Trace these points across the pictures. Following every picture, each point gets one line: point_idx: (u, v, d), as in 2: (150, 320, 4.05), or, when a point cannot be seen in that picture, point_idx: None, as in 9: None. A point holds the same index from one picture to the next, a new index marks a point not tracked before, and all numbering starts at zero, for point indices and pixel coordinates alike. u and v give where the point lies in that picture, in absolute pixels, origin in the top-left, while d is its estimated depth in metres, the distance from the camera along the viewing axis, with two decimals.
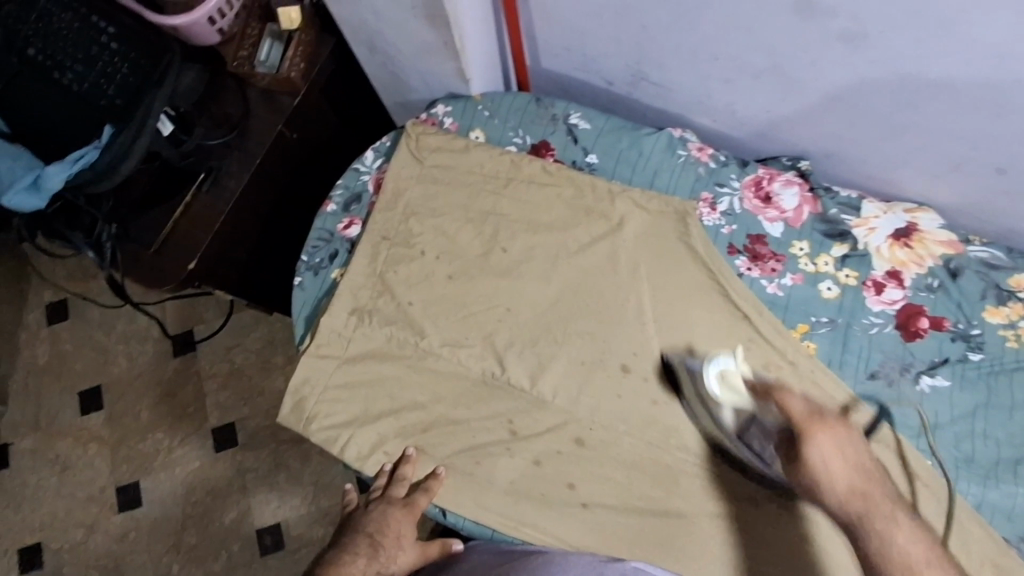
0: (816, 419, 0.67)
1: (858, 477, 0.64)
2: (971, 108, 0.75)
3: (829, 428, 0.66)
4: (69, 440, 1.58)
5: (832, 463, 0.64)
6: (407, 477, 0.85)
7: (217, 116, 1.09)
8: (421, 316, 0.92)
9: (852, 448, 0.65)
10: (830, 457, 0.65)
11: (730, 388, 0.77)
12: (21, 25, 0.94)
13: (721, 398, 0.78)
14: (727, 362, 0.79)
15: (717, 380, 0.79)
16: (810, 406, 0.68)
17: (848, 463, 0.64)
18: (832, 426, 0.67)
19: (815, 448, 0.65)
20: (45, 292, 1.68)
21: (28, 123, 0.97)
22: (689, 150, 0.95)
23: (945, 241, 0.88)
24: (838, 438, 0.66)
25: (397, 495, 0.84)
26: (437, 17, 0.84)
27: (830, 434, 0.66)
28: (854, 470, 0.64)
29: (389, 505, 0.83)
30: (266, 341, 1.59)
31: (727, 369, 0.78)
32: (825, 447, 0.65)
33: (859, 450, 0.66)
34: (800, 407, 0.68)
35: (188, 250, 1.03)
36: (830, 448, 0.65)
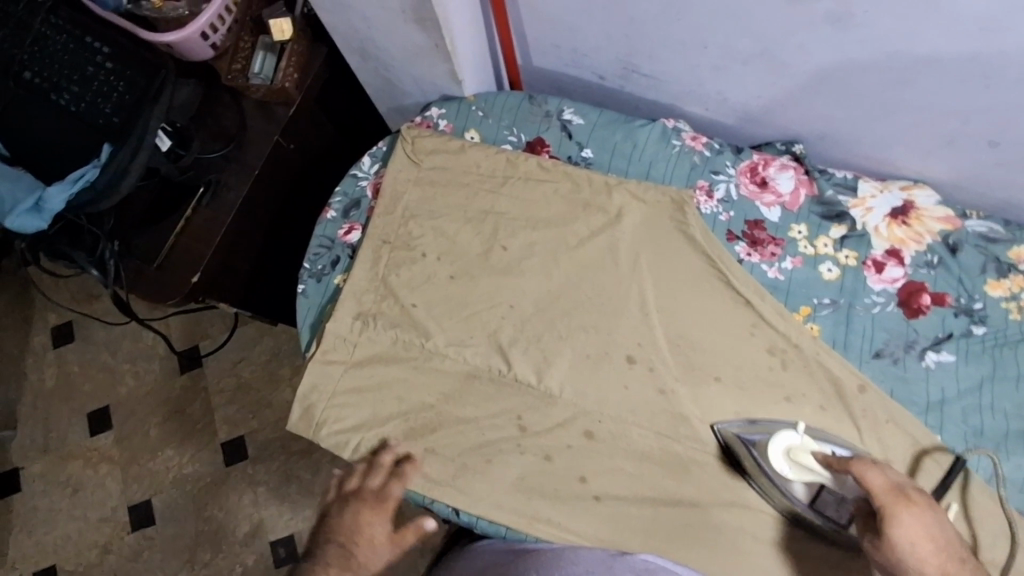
0: (899, 498, 0.68)
1: (945, 559, 0.65)
2: (960, 83, 0.75)
3: (915, 506, 0.67)
4: (80, 462, 1.58)
5: (924, 547, 0.65)
6: (384, 466, 0.86)
7: (214, 130, 1.09)
8: (425, 317, 0.92)
9: (937, 527, 0.67)
10: (919, 539, 0.66)
11: (801, 467, 0.77)
12: (17, 50, 0.94)
13: (792, 477, 0.78)
14: (791, 438, 0.79)
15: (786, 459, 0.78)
16: (891, 483, 0.69)
17: (936, 544, 0.66)
18: (917, 504, 0.67)
19: (902, 530, 0.66)
20: (50, 315, 1.69)
21: (27, 145, 0.97)
22: (683, 139, 0.95)
23: (942, 217, 0.88)
24: (925, 518, 0.67)
25: (373, 486, 0.84)
26: (426, 20, 0.84)
27: (918, 514, 0.67)
28: (941, 550, 0.66)
29: (361, 502, 0.83)
30: (272, 353, 1.60)
31: (794, 445, 0.78)
32: (912, 531, 0.66)
33: (943, 528, 0.67)
34: (883, 485, 0.69)
35: (190, 264, 1.04)
36: (918, 529, 0.66)
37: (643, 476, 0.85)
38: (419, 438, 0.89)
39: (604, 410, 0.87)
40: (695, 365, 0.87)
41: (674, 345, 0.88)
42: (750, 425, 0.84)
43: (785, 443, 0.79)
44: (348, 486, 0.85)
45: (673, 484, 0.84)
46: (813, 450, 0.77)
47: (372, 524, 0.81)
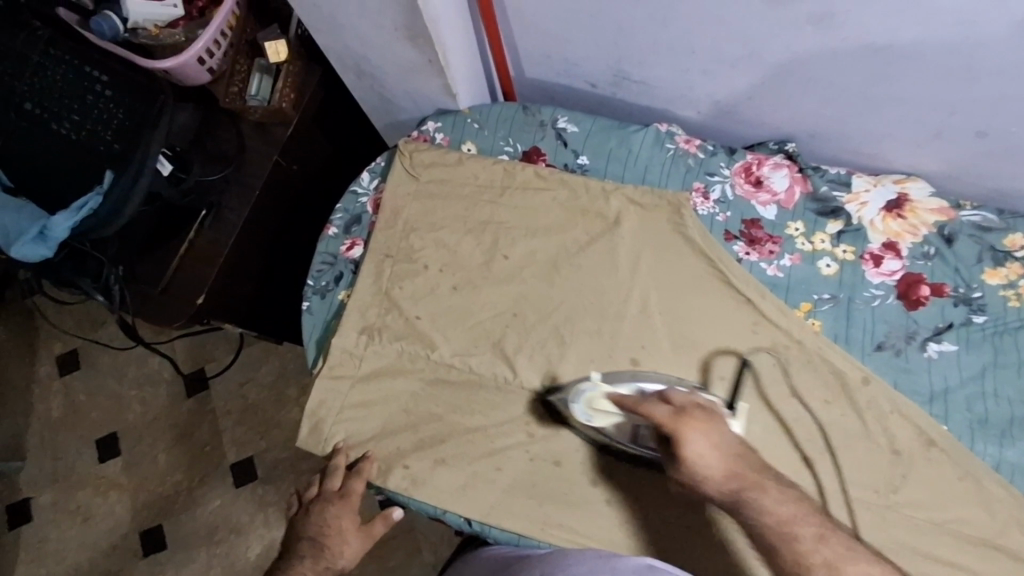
0: (682, 417, 0.72)
1: (728, 459, 0.70)
2: (945, 75, 0.77)
3: (693, 423, 0.71)
4: (89, 489, 1.58)
5: (708, 453, 0.70)
6: (340, 467, 0.89)
7: (213, 152, 1.10)
8: (430, 329, 0.93)
9: (714, 430, 0.71)
10: (704, 449, 0.70)
11: (603, 412, 0.82)
12: (16, 80, 0.93)
13: (603, 424, 0.83)
14: (589, 390, 0.83)
15: (587, 410, 0.83)
16: (673, 407, 0.73)
17: (718, 451, 0.70)
18: (695, 417, 0.72)
19: (687, 445, 0.70)
20: (55, 344, 1.69)
21: (28, 173, 0.98)
22: (677, 142, 0.97)
23: (936, 209, 0.89)
24: (703, 426, 0.71)
25: (332, 488, 0.89)
26: (419, 37, 0.86)
27: (697, 428, 0.71)
28: (723, 452, 0.70)
29: (326, 503, 0.89)
30: (277, 373, 1.60)
31: (591, 394, 0.83)
32: (695, 441, 0.70)
33: (724, 434, 0.72)
34: (664, 412, 0.73)
35: (195, 286, 1.06)
36: (699, 439, 0.70)
37: (654, 478, 0.85)
38: (429, 449, 0.89)
39: None
40: (699, 365, 0.88)
41: (678, 346, 0.89)
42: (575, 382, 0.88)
43: (584, 397, 0.83)
44: (311, 492, 0.91)
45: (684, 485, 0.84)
46: (607, 393, 0.82)
47: (339, 519, 0.88)
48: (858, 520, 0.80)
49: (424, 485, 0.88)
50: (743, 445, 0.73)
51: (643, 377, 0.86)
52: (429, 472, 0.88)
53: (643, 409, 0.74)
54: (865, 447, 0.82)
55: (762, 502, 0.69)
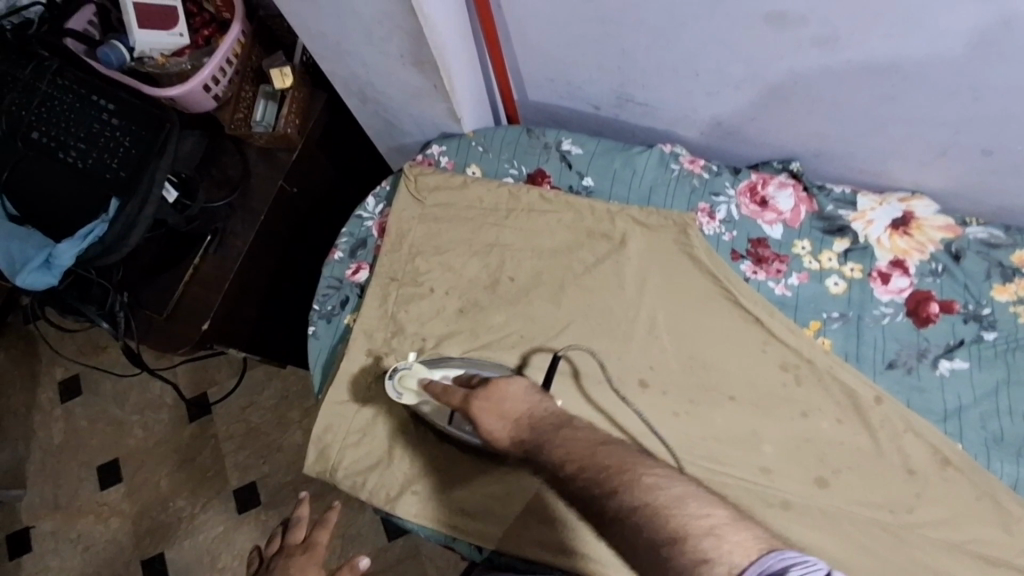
0: (468, 398, 0.75)
1: (515, 426, 0.71)
2: (948, 95, 0.77)
3: (478, 401, 0.74)
4: (90, 517, 1.56)
5: (493, 425, 0.72)
6: (305, 519, 0.96)
7: (219, 178, 1.10)
8: (436, 352, 0.92)
9: (502, 401, 0.73)
10: (489, 421, 0.72)
11: (410, 390, 0.87)
12: (26, 112, 0.99)
13: (412, 402, 0.87)
14: (401, 370, 0.88)
15: (398, 389, 0.87)
16: (464, 392, 0.77)
17: (506, 421, 0.71)
18: (481, 394, 0.74)
19: (479, 425, 0.73)
20: (57, 370, 1.69)
21: (34, 201, 0.99)
22: (682, 163, 0.97)
23: (942, 226, 0.89)
24: (488, 400, 0.73)
25: (297, 539, 0.95)
26: (425, 63, 0.87)
27: (481, 406, 0.73)
28: (508, 420, 0.71)
29: (291, 555, 0.93)
30: (280, 396, 1.59)
31: (404, 372, 0.88)
32: (484, 419, 0.72)
33: (515, 401, 0.73)
34: (458, 398, 0.77)
35: (200, 312, 1.05)
36: (485, 414, 0.72)
37: None
38: (437, 473, 0.88)
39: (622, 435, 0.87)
40: (708, 386, 0.87)
41: (687, 366, 0.88)
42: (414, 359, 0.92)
43: (398, 374, 0.88)
44: (277, 543, 0.97)
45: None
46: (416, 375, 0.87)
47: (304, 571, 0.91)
48: (877, 543, 0.78)
49: (433, 511, 0.87)
50: (535, 403, 0.72)
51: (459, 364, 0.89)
52: (438, 497, 0.88)
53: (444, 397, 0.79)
54: (881, 466, 0.81)
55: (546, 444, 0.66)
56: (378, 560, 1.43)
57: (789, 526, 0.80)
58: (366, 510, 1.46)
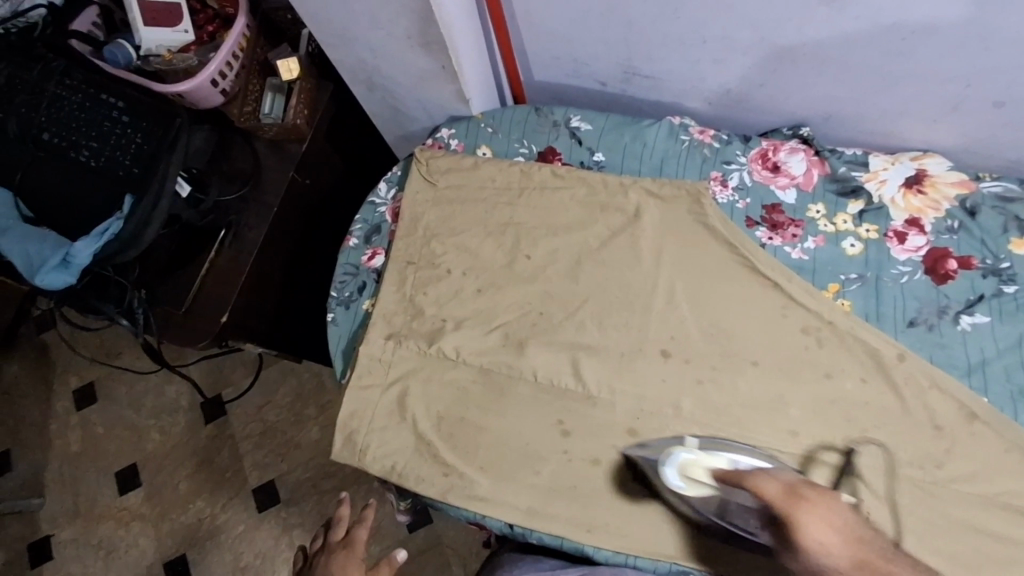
0: (794, 499, 0.68)
1: (854, 545, 0.64)
2: (961, 47, 0.77)
3: (813, 506, 0.67)
4: (110, 522, 1.57)
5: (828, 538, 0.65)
6: (345, 517, 1.00)
7: (230, 172, 1.10)
8: (455, 333, 0.92)
9: (836, 517, 0.66)
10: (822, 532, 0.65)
11: (695, 481, 0.79)
12: (35, 113, 0.99)
13: (687, 490, 0.79)
14: (685, 455, 0.80)
15: (678, 475, 0.79)
16: (783, 484, 0.69)
17: (844, 539, 0.64)
18: (811, 500, 0.67)
19: (805, 532, 0.65)
20: (71, 378, 1.69)
21: (47, 202, 1.00)
22: (692, 134, 0.97)
23: (956, 182, 0.89)
24: (820, 509, 0.66)
25: (337, 537, 0.99)
26: (432, 43, 0.86)
27: (814, 512, 0.66)
28: (846, 537, 0.65)
29: (332, 552, 0.97)
30: (296, 394, 1.59)
31: (687, 461, 0.80)
32: (816, 528, 0.65)
33: (848, 517, 0.66)
34: (776, 489, 0.69)
35: (218, 304, 1.05)
36: (818, 523, 0.65)
37: None
38: (463, 451, 0.89)
39: (646, 405, 0.87)
40: (729, 352, 0.87)
41: (710, 334, 0.88)
42: (669, 441, 0.84)
43: (678, 461, 0.80)
44: (319, 543, 1.01)
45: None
46: (702, 463, 0.79)
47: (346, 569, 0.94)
48: (906, 498, 0.79)
49: (461, 491, 0.87)
50: (864, 525, 0.66)
51: (745, 449, 0.81)
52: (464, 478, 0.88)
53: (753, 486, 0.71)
54: (907, 424, 0.81)
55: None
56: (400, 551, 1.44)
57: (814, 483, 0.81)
58: (386, 502, 1.47)
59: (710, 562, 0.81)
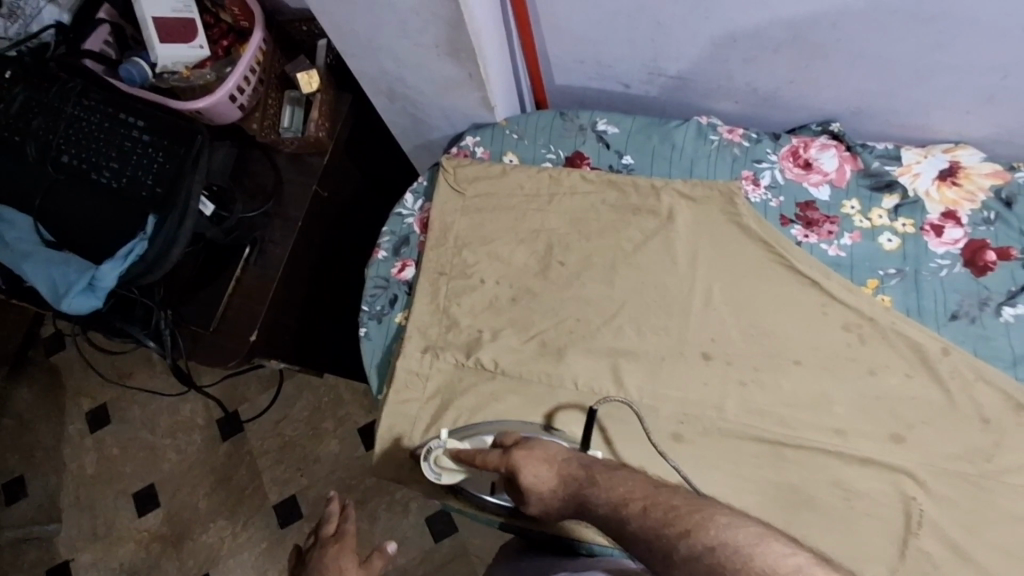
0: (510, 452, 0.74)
1: (558, 469, 0.70)
2: (998, 37, 0.76)
3: (522, 451, 0.72)
4: (130, 545, 1.55)
5: (540, 471, 0.71)
6: (334, 512, 0.95)
7: (252, 188, 1.09)
8: (491, 344, 0.92)
9: (543, 450, 0.73)
10: (536, 470, 0.71)
11: (449, 470, 0.84)
12: (53, 135, 0.98)
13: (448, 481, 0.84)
14: (436, 449, 0.84)
15: (435, 469, 0.84)
16: (501, 448, 0.75)
17: (553, 472, 0.70)
18: (523, 446, 0.74)
19: (522, 474, 0.71)
20: (82, 401, 1.66)
21: (68, 224, 0.98)
22: (720, 133, 0.96)
23: (990, 173, 0.89)
24: (532, 450, 0.72)
25: (327, 533, 0.94)
26: (460, 51, 0.85)
27: (524, 453, 0.72)
28: (556, 467, 0.71)
29: (324, 548, 0.92)
30: (314, 407, 1.57)
31: (439, 453, 0.84)
32: (529, 469, 0.71)
33: (556, 448, 0.73)
34: (495, 454, 0.75)
35: (246, 324, 1.04)
36: (533, 463, 0.71)
37: (746, 474, 0.83)
38: None
39: (689, 409, 0.86)
40: (770, 351, 0.86)
41: (750, 334, 0.87)
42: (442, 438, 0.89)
43: (433, 455, 0.84)
44: (309, 540, 0.96)
45: (778, 488, 0.82)
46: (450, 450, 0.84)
47: (338, 562, 0.90)
48: (958, 492, 0.79)
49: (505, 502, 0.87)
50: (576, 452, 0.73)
51: (490, 426, 0.87)
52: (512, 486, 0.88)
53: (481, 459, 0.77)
54: (954, 417, 0.81)
55: (599, 490, 0.65)
56: (427, 562, 1.43)
57: (854, 480, 0.81)
58: (409, 513, 1.46)
59: None
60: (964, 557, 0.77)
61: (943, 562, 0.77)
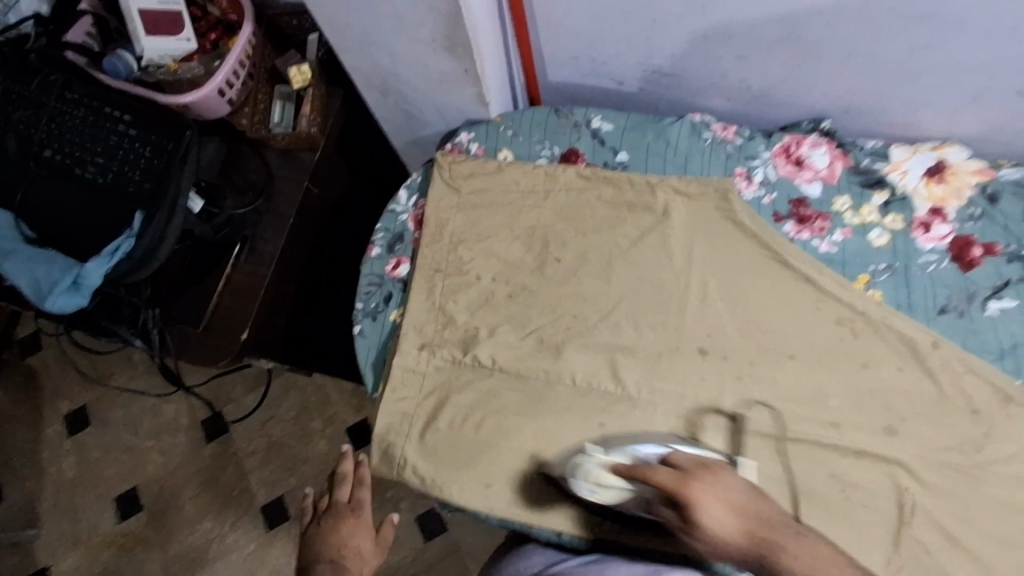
0: (681, 480, 0.70)
1: (741, 518, 0.67)
2: (987, 37, 0.78)
3: (702, 485, 0.69)
4: (113, 549, 1.51)
5: (722, 516, 0.67)
6: (347, 476, 0.97)
7: (242, 185, 1.07)
8: (488, 341, 0.91)
9: (727, 489, 0.69)
10: (717, 511, 0.67)
11: (603, 487, 0.77)
12: (35, 130, 0.95)
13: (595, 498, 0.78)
14: (586, 464, 0.78)
15: (587, 486, 0.78)
16: (675, 471, 0.71)
17: (733, 514, 0.67)
18: (697, 478, 0.70)
19: (700, 511, 0.67)
20: (61, 402, 1.62)
21: (51, 221, 0.95)
22: (714, 130, 0.97)
23: (976, 170, 0.91)
24: (713, 487, 0.69)
25: (342, 499, 0.96)
26: (457, 46, 0.84)
27: (703, 489, 0.69)
28: (737, 511, 0.67)
29: (339, 518, 0.94)
30: (302, 407, 1.55)
31: (591, 469, 0.78)
32: (710, 507, 0.68)
33: (742, 492, 0.69)
34: (668, 475, 0.71)
35: (237, 322, 1.03)
36: (710, 502, 0.68)
37: None
38: (503, 461, 0.87)
39: (685, 404, 0.87)
40: (766, 347, 0.87)
41: (745, 330, 0.88)
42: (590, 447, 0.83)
43: (581, 471, 0.78)
44: (321, 504, 0.98)
45: (773, 481, 0.83)
46: (608, 465, 0.77)
47: (355, 539, 0.93)
48: (946, 482, 0.80)
49: (503, 500, 0.87)
50: (756, 495, 0.70)
51: (635, 439, 0.82)
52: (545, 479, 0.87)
53: (643, 477, 0.73)
54: (944, 409, 0.83)
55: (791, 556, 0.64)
56: (418, 562, 1.42)
57: (846, 472, 0.82)
58: (400, 512, 1.45)
59: None
60: (952, 545, 0.79)
61: (932, 551, 0.79)
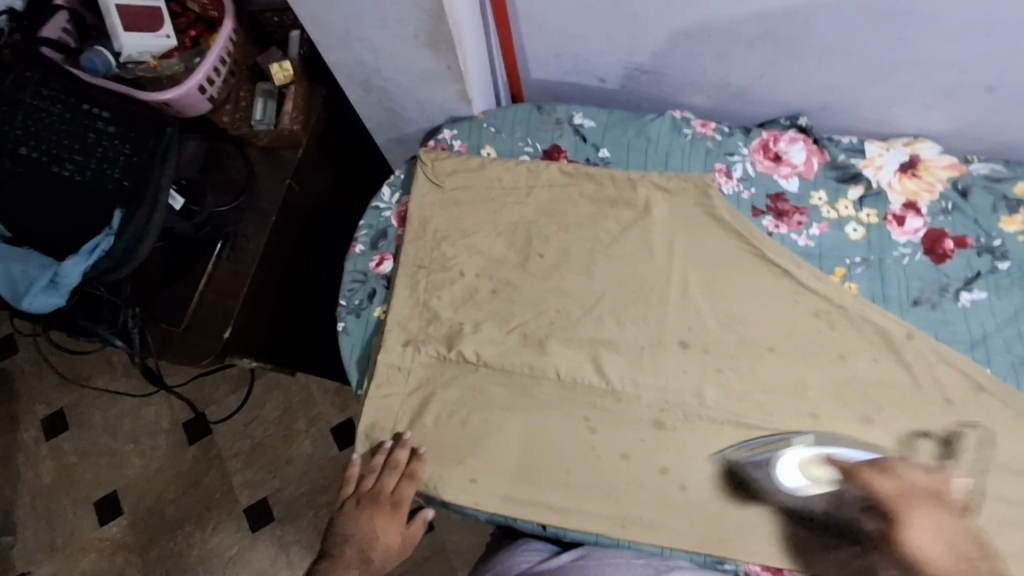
0: (906, 502, 0.81)
1: (953, 550, 0.79)
2: (959, 35, 0.80)
3: (919, 509, 0.81)
4: (92, 554, 1.49)
5: (934, 542, 0.80)
6: (394, 468, 0.87)
7: (224, 183, 1.07)
8: (472, 336, 0.92)
9: (946, 528, 0.80)
10: (929, 539, 0.80)
11: (782, 480, 0.84)
12: (9, 126, 0.92)
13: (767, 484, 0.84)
14: (778, 459, 0.84)
15: (764, 473, 0.84)
16: (900, 487, 0.82)
17: (948, 545, 0.79)
18: (930, 507, 0.81)
19: (913, 528, 0.81)
20: (38, 406, 1.59)
21: (28, 220, 0.92)
22: (694, 127, 0.99)
23: (947, 165, 0.93)
24: (929, 518, 0.81)
25: (385, 490, 0.88)
26: (440, 42, 0.85)
27: (926, 514, 0.81)
28: (948, 545, 0.79)
29: (376, 509, 0.88)
30: (285, 408, 1.54)
31: (787, 464, 0.84)
32: (920, 534, 0.81)
33: (956, 528, 0.80)
34: (891, 487, 0.82)
35: (219, 321, 1.02)
36: (924, 524, 0.81)
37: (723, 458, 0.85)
38: (487, 456, 0.88)
39: (668, 397, 0.88)
40: (746, 340, 0.89)
41: (726, 324, 0.89)
42: (753, 445, 0.85)
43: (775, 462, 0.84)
44: (362, 484, 0.89)
45: (754, 472, 0.84)
46: (816, 460, 0.84)
47: (387, 531, 0.88)
48: (921, 469, 0.82)
49: (487, 495, 0.87)
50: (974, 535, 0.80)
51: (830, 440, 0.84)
52: (711, 460, 0.85)
53: (868, 487, 0.83)
54: (918, 398, 0.84)
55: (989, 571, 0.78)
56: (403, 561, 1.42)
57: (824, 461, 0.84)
58: None
59: (739, 550, 0.82)
60: (925, 530, 0.81)
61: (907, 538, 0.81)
